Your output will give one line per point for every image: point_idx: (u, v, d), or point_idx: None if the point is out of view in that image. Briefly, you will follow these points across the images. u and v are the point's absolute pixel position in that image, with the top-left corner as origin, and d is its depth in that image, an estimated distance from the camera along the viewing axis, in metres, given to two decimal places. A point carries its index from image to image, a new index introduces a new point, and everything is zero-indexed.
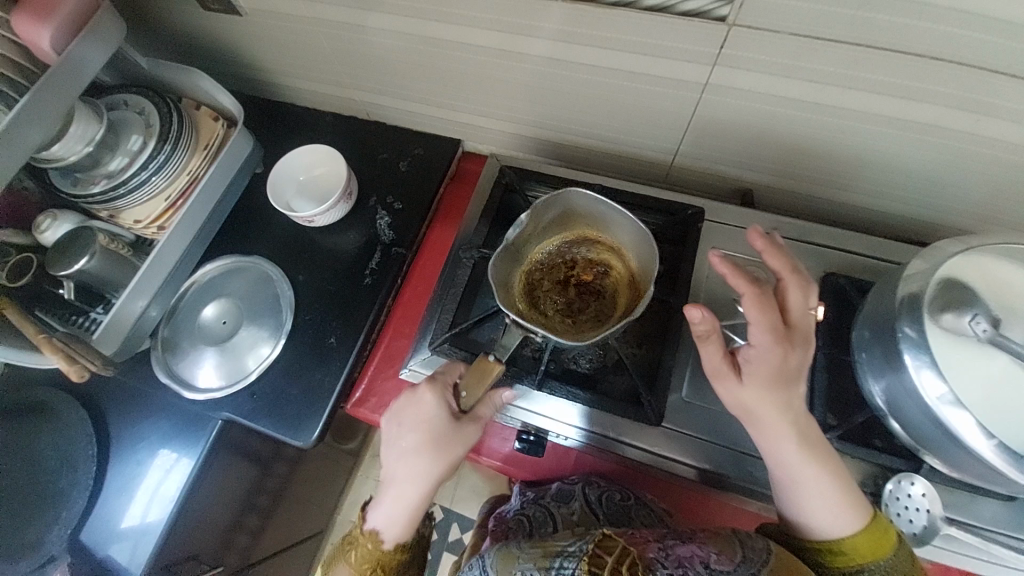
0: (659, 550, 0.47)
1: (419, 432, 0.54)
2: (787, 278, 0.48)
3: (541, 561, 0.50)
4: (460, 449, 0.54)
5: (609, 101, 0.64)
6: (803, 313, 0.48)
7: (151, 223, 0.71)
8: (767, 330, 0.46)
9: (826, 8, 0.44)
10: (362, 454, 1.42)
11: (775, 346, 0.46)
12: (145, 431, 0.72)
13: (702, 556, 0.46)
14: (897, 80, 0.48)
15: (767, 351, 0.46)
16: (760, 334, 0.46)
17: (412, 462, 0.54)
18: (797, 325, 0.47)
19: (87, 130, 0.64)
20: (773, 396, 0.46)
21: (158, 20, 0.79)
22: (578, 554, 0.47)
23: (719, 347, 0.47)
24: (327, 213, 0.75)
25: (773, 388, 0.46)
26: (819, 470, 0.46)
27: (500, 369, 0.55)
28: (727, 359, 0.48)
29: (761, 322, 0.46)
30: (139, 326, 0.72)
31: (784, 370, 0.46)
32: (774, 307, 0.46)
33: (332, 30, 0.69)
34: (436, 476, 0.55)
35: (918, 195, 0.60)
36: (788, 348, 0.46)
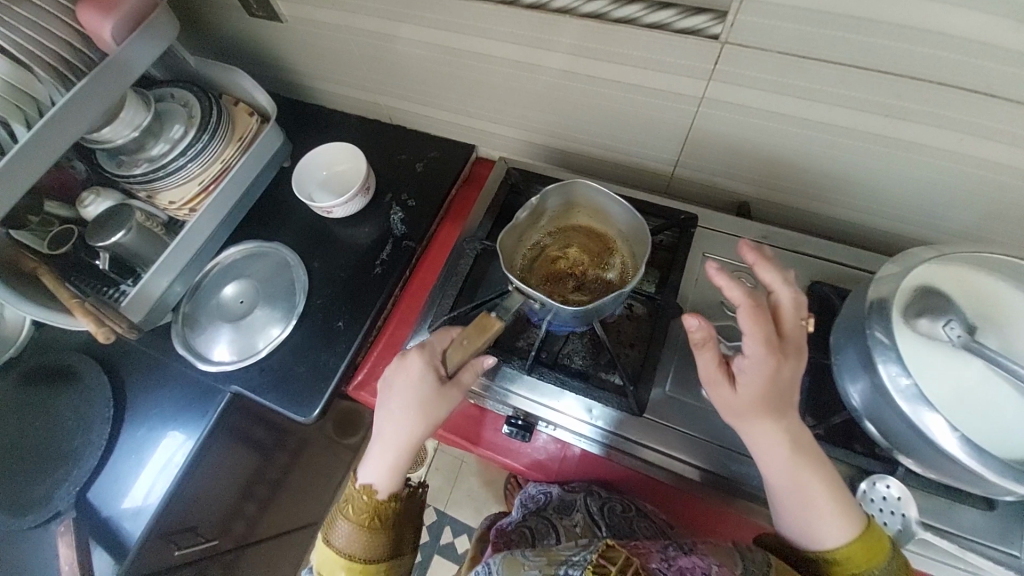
0: (661, 561, 0.48)
1: (408, 386, 0.55)
2: (783, 293, 0.48)
3: (546, 568, 0.51)
4: (447, 409, 0.56)
5: (613, 112, 0.68)
6: (796, 325, 0.48)
7: (184, 206, 0.77)
8: (761, 340, 0.46)
9: (812, 29, 0.48)
10: (360, 451, 1.44)
11: (767, 356, 0.46)
12: (159, 399, 0.76)
13: (703, 567, 0.46)
14: (882, 99, 0.51)
15: (761, 361, 0.46)
16: (754, 346, 0.46)
17: (401, 416, 0.55)
18: (789, 337, 0.48)
19: (136, 116, 0.71)
20: (766, 407, 0.47)
21: (207, 23, 0.86)
22: (582, 563, 0.49)
23: (713, 355, 0.48)
24: (346, 205, 0.81)
25: (765, 399, 0.47)
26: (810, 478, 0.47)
27: (499, 327, 0.55)
28: (722, 367, 0.48)
29: (755, 332, 0.46)
30: (163, 299, 0.77)
31: (776, 383, 0.47)
32: (767, 318, 0.47)
33: (364, 38, 0.75)
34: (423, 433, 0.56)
35: (908, 212, 0.63)
36: (781, 360, 0.46)
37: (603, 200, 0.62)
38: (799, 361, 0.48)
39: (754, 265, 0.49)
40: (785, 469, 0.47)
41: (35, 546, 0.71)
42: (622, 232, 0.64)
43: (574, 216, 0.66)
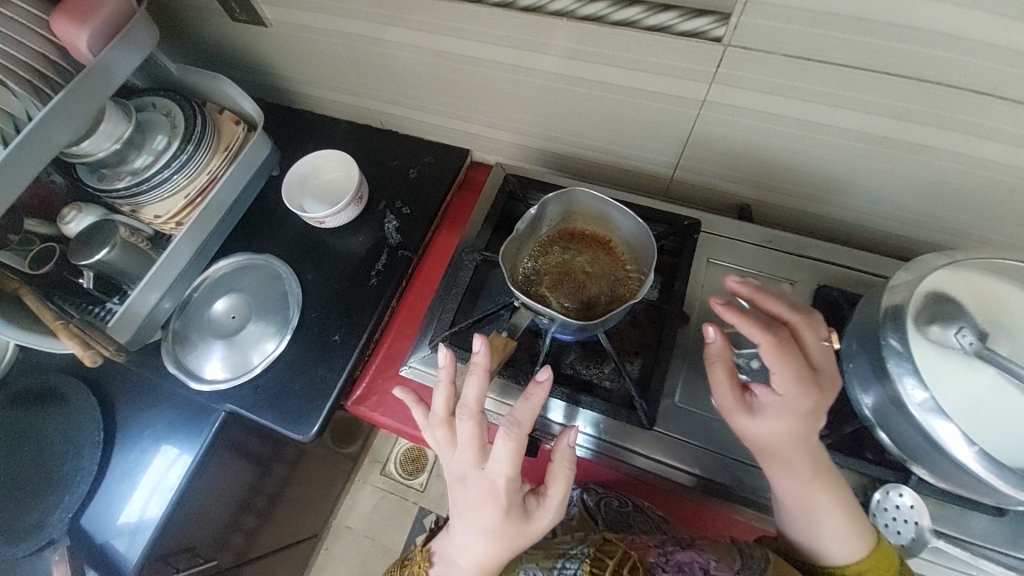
0: (659, 555, 0.53)
1: (496, 508, 0.46)
2: (779, 341, 0.44)
3: (542, 561, 0.56)
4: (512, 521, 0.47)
5: (612, 116, 0.66)
6: (822, 352, 0.46)
7: (170, 219, 0.75)
8: (794, 379, 0.44)
9: (816, 30, 0.46)
10: (360, 459, 1.42)
11: (802, 395, 0.44)
12: (152, 420, 0.74)
13: (701, 562, 0.51)
14: (888, 101, 0.50)
15: (793, 400, 0.44)
16: (781, 413, 0.45)
17: (491, 544, 0.47)
18: (823, 366, 0.46)
19: (116, 128, 0.68)
20: (783, 440, 0.45)
21: (188, 28, 0.83)
22: (579, 556, 0.55)
23: (735, 390, 0.46)
24: (338, 214, 0.78)
25: (786, 434, 0.45)
26: (818, 495, 0.46)
27: (514, 344, 0.57)
28: (740, 398, 0.46)
29: (785, 372, 0.44)
30: (151, 316, 0.74)
31: (795, 438, 0.45)
32: (793, 351, 0.45)
33: (353, 43, 0.73)
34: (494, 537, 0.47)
35: (913, 214, 0.62)
36: (803, 418, 0.45)
37: (603, 204, 0.61)
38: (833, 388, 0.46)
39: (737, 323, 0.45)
40: (797, 487, 0.47)
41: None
42: (623, 236, 0.63)
43: (573, 222, 0.64)
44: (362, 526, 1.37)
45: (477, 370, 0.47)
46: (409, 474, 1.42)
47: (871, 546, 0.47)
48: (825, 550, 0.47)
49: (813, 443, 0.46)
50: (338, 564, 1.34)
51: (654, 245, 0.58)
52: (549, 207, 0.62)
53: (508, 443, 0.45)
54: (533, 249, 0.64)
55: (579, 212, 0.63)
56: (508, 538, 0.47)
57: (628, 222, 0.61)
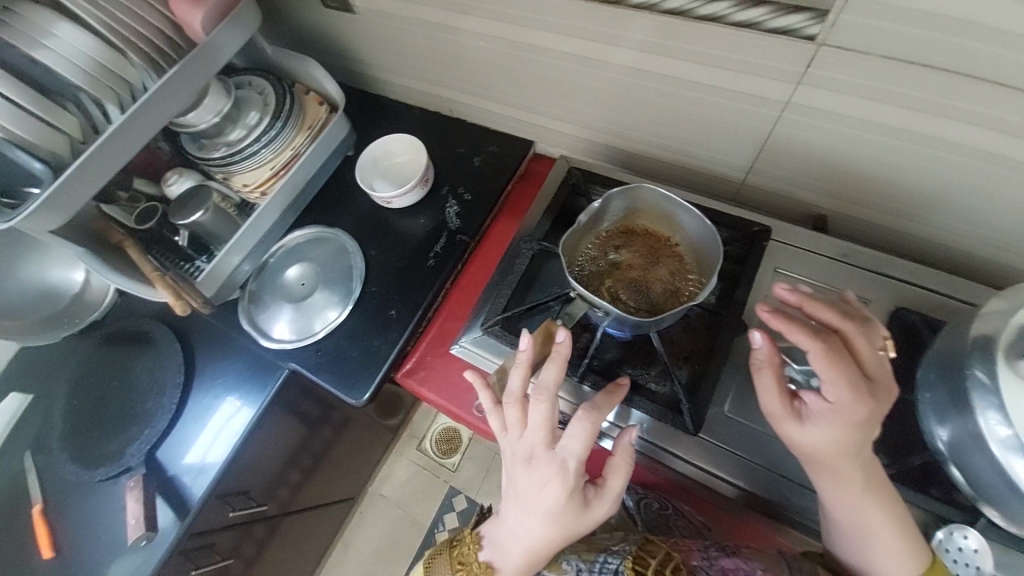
0: (703, 559, 0.54)
1: (561, 491, 0.48)
2: (827, 345, 0.43)
3: (585, 554, 0.57)
4: (573, 505, 0.49)
5: (685, 113, 0.65)
6: (876, 360, 0.44)
7: (256, 189, 0.81)
8: (845, 386, 0.42)
9: (922, 32, 0.43)
10: (399, 432, 1.48)
11: (856, 404, 0.42)
12: (224, 370, 0.81)
13: (746, 569, 0.51)
14: (999, 112, 0.46)
15: (845, 408, 0.42)
16: (831, 421, 0.43)
17: (550, 527, 0.49)
18: (877, 376, 0.44)
19: (217, 103, 0.75)
20: (836, 451, 0.43)
21: (284, 13, 0.89)
22: (621, 552, 0.56)
23: (784, 396, 0.45)
24: (405, 195, 0.83)
25: (840, 445, 0.43)
26: (881, 517, 0.45)
27: (557, 328, 0.58)
28: (788, 404, 0.45)
29: (836, 378, 0.42)
30: (232, 277, 0.81)
31: (846, 442, 0.43)
32: (846, 359, 0.43)
33: (432, 32, 0.76)
34: (554, 519, 0.49)
35: (1016, 241, 0.56)
36: (857, 427, 0.43)
37: (668, 202, 0.60)
38: (887, 395, 0.44)
39: (782, 328, 0.43)
40: (863, 510, 0.45)
41: (101, 499, 0.77)
42: (685, 237, 0.61)
43: (634, 219, 0.64)
44: (396, 496, 1.43)
45: (558, 356, 0.50)
46: (444, 453, 1.46)
47: (926, 564, 0.45)
48: (881, 572, 0.46)
49: (864, 455, 0.44)
50: (371, 528, 1.41)
51: (715, 238, 0.57)
52: (613, 202, 0.62)
53: (583, 425, 0.49)
54: (591, 243, 0.64)
55: (641, 209, 0.63)
56: (566, 521, 0.49)
57: (691, 224, 0.60)
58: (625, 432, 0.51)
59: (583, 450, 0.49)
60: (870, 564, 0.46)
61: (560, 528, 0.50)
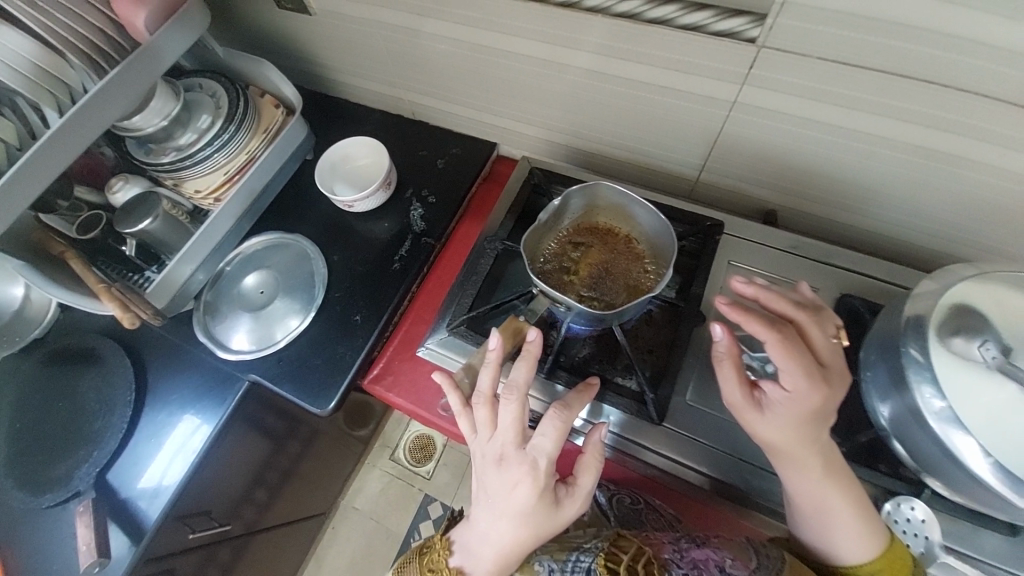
0: (674, 551, 0.54)
1: (532, 491, 0.49)
2: (783, 336, 0.44)
3: (557, 553, 0.57)
4: (543, 505, 0.49)
5: (640, 113, 0.67)
6: (830, 348, 0.46)
7: (208, 195, 0.78)
8: (800, 374, 0.44)
9: (850, 34, 0.46)
10: (370, 442, 1.45)
11: (811, 391, 0.44)
12: (180, 385, 0.78)
13: (716, 560, 0.51)
14: (922, 108, 0.49)
15: (802, 396, 0.44)
16: (789, 409, 0.45)
17: (522, 528, 0.49)
18: (831, 364, 0.46)
19: (165, 106, 0.72)
20: (794, 435, 0.45)
21: (236, 14, 0.87)
22: (593, 550, 0.55)
23: (742, 384, 0.46)
24: (367, 199, 0.81)
25: (797, 430, 0.45)
26: (837, 497, 0.46)
27: (524, 326, 0.60)
28: (748, 393, 0.47)
29: (792, 367, 0.44)
30: (185, 287, 0.78)
31: (802, 427, 0.45)
32: (800, 347, 0.45)
33: (391, 34, 0.75)
34: (524, 519, 0.49)
35: (945, 228, 0.61)
36: (814, 414, 0.45)
37: (623, 198, 0.62)
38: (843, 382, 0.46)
39: (740, 320, 0.45)
40: (819, 491, 0.46)
41: (48, 527, 0.72)
42: (642, 232, 0.63)
43: (592, 215, 0.65)
44: (369, 508, 1.40)
45: (529, 356, 0.51)
46: (417, 461, 1.44)
47: (884, 542, 0.46)
48: (839, 551, 0.47)
49: (823, 441, 0.46)
50: (343, 542, 1.37)
51: (673, 238, 0.59)
52: (571, 199, 0.63)
53: (553, 425, 0.49)
54: (552, 240, 0.65)
55: (598, 205, 0.64)
56: (536, 521, 0.49)
57: (646, 217, 0.62)
58: (594, 430, 0.52)
59: (553, 449, 0.49)
60: (830, 544, 0.47)
61: (531, 527, 0.50)
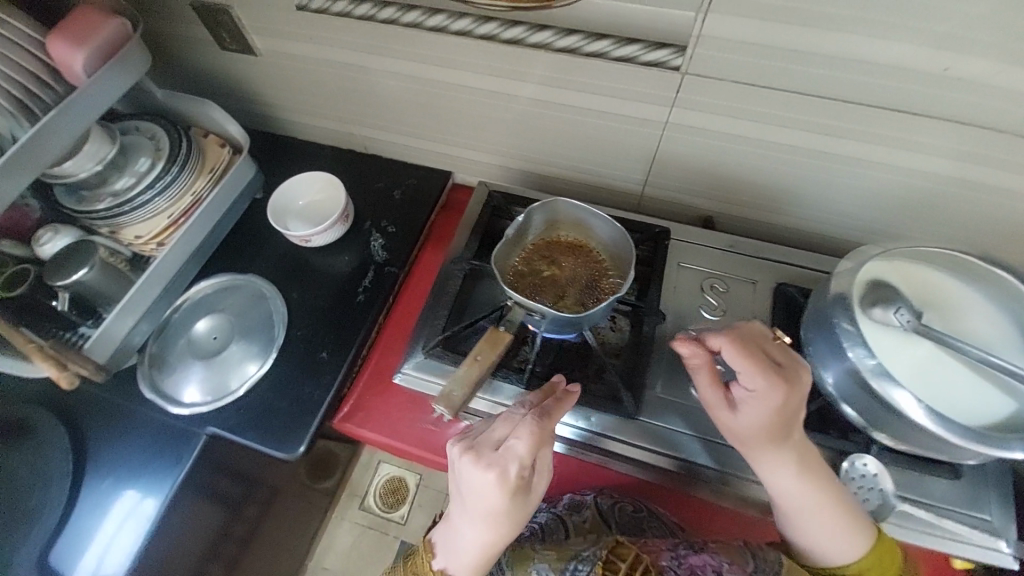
0: (672, 558, 0.54)
1: (503, 497, 0.46)
2: (740, 343, 0.48)
3: (555, 563, 0.57)
4: (519, 509, 0.48)
5: (585, 137, 0.73)
6: (784, 351, 0.50)
7: (151, 239, 0.75)
8: (758, 376, 0.47)
9: (759, 60, 0.54)
10: (336, 495, 1.35)
11: (773, 389, 0.47)
12: (126, 448, 0.71)
13: (715, 565, 0.52)
14: (820, 120, 0.58)
15: (765, 396, 0.47)
16: (757, 408, 0.48)
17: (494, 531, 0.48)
18: (790, 364, 0.48)
19: (99, 150, 0.69)
20: (766, 433, 0.49)
21: (174, 58, 0.86)
22: (590, 559, 0.55)
23: (717, 387, 0.50)
24: (323, 233, 0.80)
25: (767, 428, 0.48)
26: (821, 494, 0.49)
27: (509, 337, 0.60)
28: (721, 396, 0.50)
29: (751, 370, 0.47)
30: (127, 340, 0.73)
31: (778, 425, 0.48)
32: (758, 352, 0.48)
33: (340, 71, 0.77)
34: (501, 522, 0.48)
35: (855, 219, 0.70)
36: (785, 411, 0.47)
37: (584, 212, 0.66)
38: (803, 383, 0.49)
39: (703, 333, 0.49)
40: (806, 488, 0.49)
41: None
42: (602, 243, 0.68)
43: (555, 230, 0.69)
44: (340, 566, 1.30)
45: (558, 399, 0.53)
46: (390, 507, 1.37)
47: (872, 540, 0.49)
48: (828, 550, 0.49)
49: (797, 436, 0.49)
50: None
51: (632, 249, 0.64)
52: (535, 215, 0.67)
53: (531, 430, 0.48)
54: (519, 255, 0.68)
55: (562, 219, 0.68)
56: (511, 520, 0.48)
57: (605, 230, 0.66)
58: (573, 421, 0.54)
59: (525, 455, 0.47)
60: (820, 542, 0.49)
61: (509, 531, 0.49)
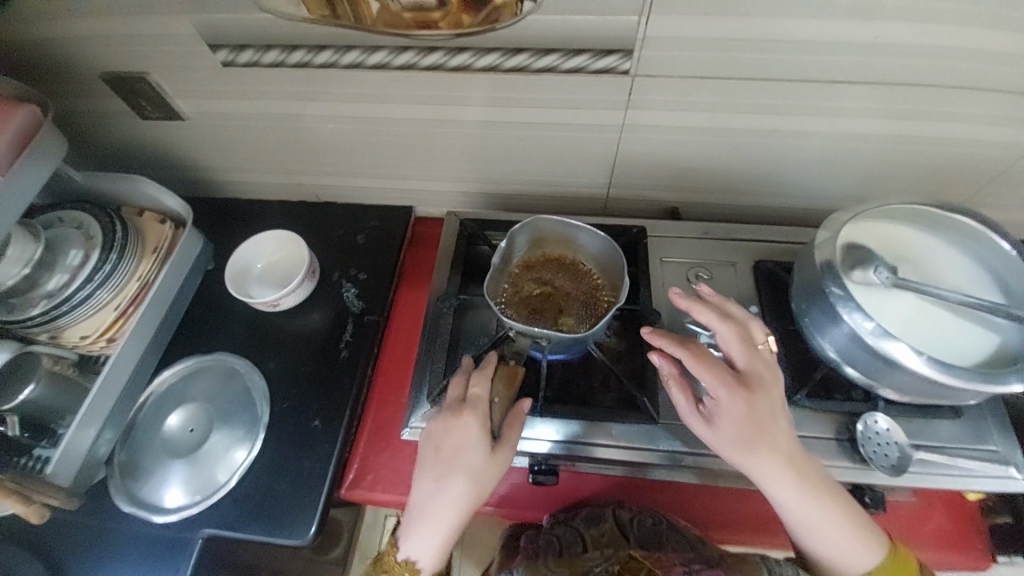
0: (684, 575, 0.55)
1: (469, 450, 0.55)
2: (697, 356, 0.51)
3: None
4: (486, 465, 0.55)
5: (544, 151, 0.72)
6: (751, 358, 0.51)
7: (100, 336, 0.67)
8: (720, 385, 0.49)
9: (702, 54, 0.56)
10: (346, 561, 1.27)
11: (733, 398, 0.49)
12: (112, 574, 0.63)
13: None
14: (767, 101, 0.60)
15: (728, 405, 0.49)
16: (728, 419, 0.49)
17: (464, 487, 0.54)
18: (754, 372, 0.50)
19: (24, 251, 0.63)
20: (747, 444, 0.49)
21: (89, 136, 0.79)
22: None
23: (689, 396, 0.52)
24: (292, 294, 0.75)
25: (745, 438, 0.49)
26: (815, 498, 0.50)
27: (520, 373, 0.60)
28: (694, 409, 0.52)
29: (710, 381, 0.50)
30: (93, 453, 0.65)
31: (753, 431, 0.49)
32: (715, 362, 0.50)
33: (278, 124, 0.74)
34: (468, 479, 0.54)
35: (810, 186, 0.73)
36: (754, 415, 0.49)
37: (567, 228, 0.65)
38: (772, 387, 0.50)
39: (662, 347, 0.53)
40: (805, 502, 0.50)
41: None
42: (589, 255, 0.67)
43: (540, 250, 0.68)
44: None
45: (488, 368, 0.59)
46: None
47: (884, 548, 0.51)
48: (843, 563, 0.50)
49: (781, 443, 0.49)
50: None
51: (623, 262, 0.64)
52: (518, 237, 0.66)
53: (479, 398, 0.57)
54: (508, 281, 0.66)
55: (545, 238, 0.67)
56: (475, 475, 0.54)
57: (591, 243, 0.66)
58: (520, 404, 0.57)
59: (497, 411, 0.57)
60: (832, 551, 0.50)
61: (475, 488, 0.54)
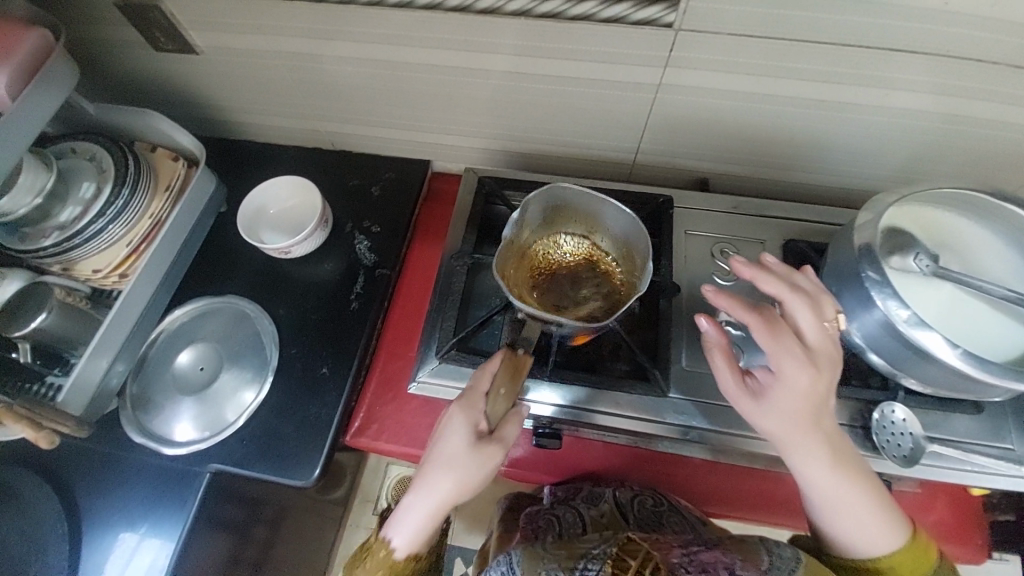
0: (683, 556, 0.51)
1: (465, 454, 0.53)
2: (765, 324, 0.46)
3: (565, 562, 0.53)
4: (483, 469, 0.53)
5: (572, 109, 0.69)
6: (820, 333, 0.47)
7: (111, 272, 0.67)
8: (788, 357, 0.45)
9: (752, 9, 0.51)
10: (348, 505, 1.32)
11: (800, 371, 0.45)
12: (123, 499, 0.65)
13: (727, 562, 0.49)
14: (816, 67, 0.56)
15: (790, 378, 0.45)
16: (785, 393, 0.46)
17: (453, 487, 0.53)
18: (819, 348, 0.46)
19: (36, 180, 0.62)
20: (795, 420, 0.46)
21: (101, 65, 0.77)
22: (600, 556, 0.52)
23: (736, 371, 0.48)
24: (305, 242, 0.75)
25: (795, 414, 0.46)
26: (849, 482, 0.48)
27: (534, 361, 0.56)
28: (741, 382, 0.48)
29: (778, 351, 0.45)
30: (104, 384, 0.66)
31: (806, 408, 0.46)
32: (785, 332, 0.46)
33: (294, 63, 0.70)
34: (461, 480, 0.53)
35: (848, 165, 0.69)
36: (812, 391, 0.45)
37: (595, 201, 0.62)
38: (833, 368, 0.46)
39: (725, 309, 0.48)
40: (836, 484, 0.48)
41: None
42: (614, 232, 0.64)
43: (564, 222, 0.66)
44: None
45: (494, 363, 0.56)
46: None
47: (905, 534, 0.49)
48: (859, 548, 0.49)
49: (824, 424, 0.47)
50: None
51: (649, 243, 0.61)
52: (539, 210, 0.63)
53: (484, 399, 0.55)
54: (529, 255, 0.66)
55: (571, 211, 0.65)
56: (468, 478, 0.53)
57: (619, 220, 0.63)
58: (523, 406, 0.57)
59: (494, 408, 0.55)
60: (852, 535, 0.49)
61: (466, 491, 0.54)
